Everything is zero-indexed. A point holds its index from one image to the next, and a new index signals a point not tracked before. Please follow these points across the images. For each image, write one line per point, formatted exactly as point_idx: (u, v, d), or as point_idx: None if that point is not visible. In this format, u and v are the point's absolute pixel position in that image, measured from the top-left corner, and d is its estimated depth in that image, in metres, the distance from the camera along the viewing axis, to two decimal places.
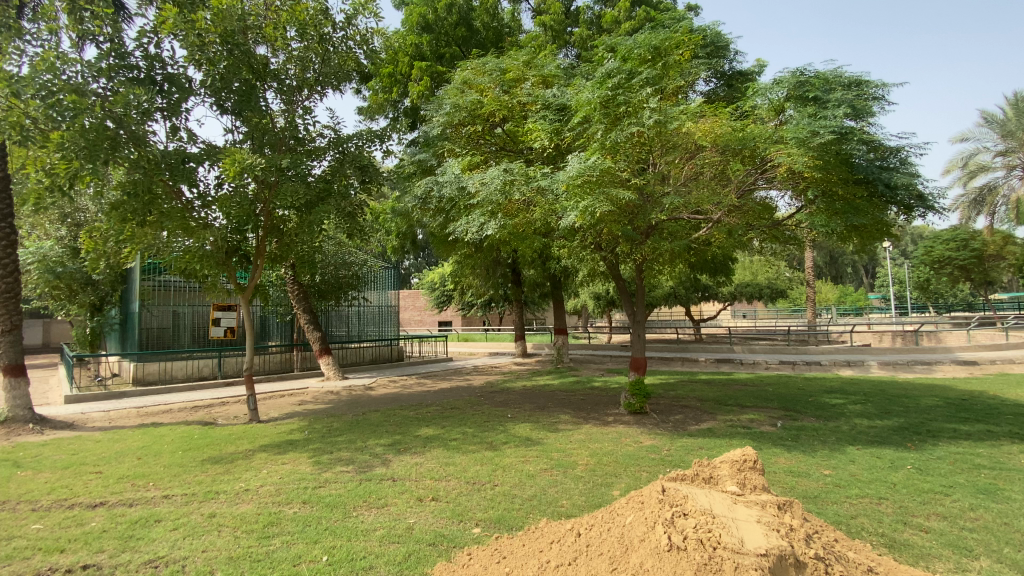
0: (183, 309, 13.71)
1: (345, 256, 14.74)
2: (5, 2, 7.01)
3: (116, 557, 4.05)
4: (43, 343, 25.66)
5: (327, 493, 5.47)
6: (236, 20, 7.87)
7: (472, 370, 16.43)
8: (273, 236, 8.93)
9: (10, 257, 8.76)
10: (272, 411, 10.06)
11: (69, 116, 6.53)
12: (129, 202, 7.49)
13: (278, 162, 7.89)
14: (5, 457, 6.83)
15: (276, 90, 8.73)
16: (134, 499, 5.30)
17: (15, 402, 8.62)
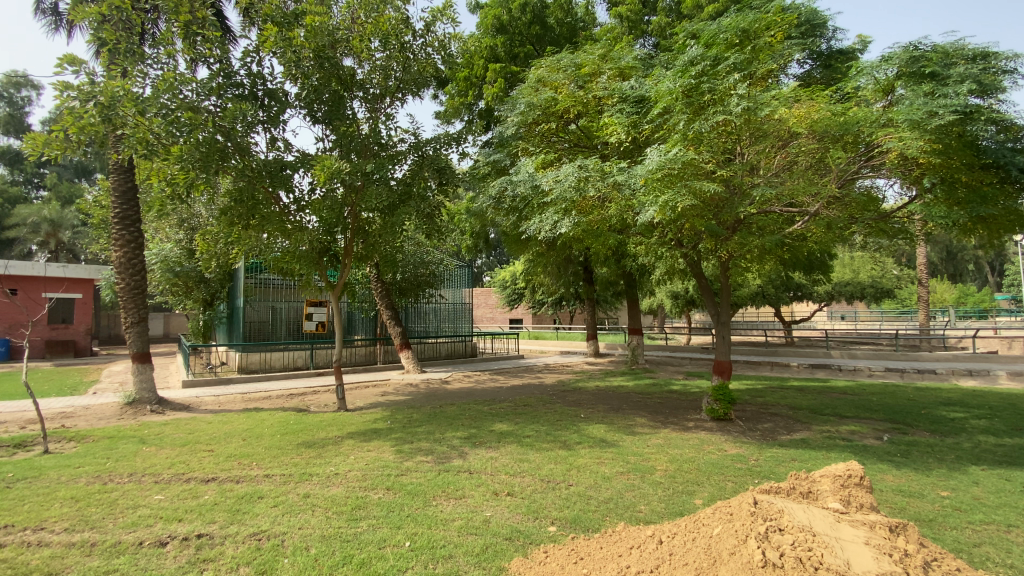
0: (280, 305, 14.95)
1: (423, 255, 15.29)
2: (132, 31, 7.88)
3: (225, 528, 4.47)
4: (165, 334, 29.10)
5: (408, 481, 5.69)
6: (326, 36, 8.41)
7: (544, 368, 16.43)
8: (359, 237, 9.46)
9: (138, 258, 9.99)
10: (358, 401, 10.71)
11: (187, 132, 7.29)
12: (236, 208, 8.24)
13: (363, 167, 8.33)
14: (137, 433, 7.81)
15: (362, 99, 9.23)
16: (239, 476, 5.84)
17: (142, 386, 9.83)
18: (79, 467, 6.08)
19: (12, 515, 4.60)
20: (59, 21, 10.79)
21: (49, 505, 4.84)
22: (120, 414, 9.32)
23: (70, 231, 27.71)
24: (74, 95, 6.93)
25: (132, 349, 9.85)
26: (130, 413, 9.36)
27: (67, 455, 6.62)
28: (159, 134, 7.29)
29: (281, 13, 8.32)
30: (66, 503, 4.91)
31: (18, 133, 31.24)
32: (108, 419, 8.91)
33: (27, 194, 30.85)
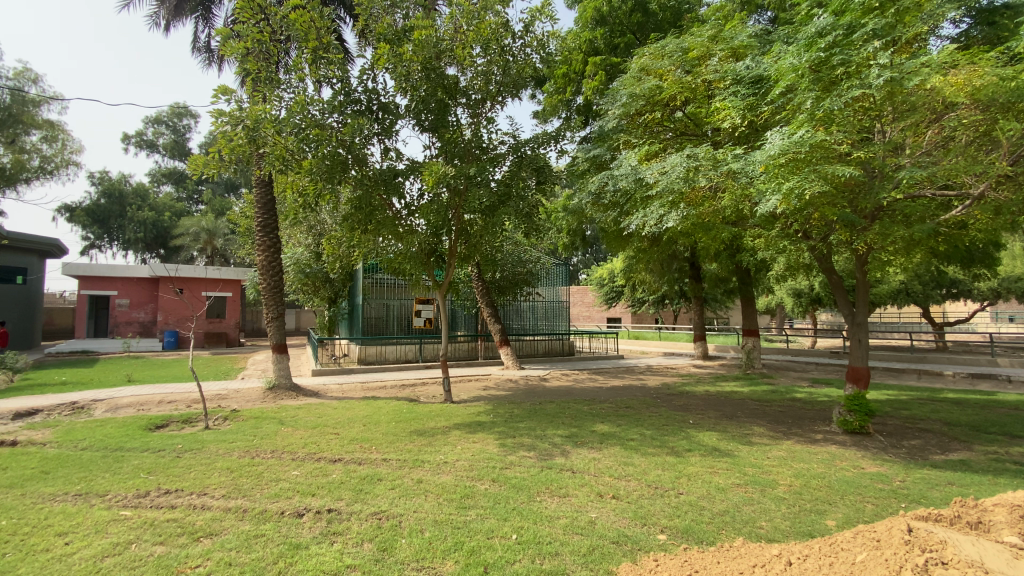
0: (393, 303, 16.06)
1: (521, 254, 15.51)
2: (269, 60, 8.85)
3: (351, 505, 4.89)
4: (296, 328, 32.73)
5: (512, 475, 5.79)
6: (432, 48, 8.83)
7: (647, 370, 15.83)
8: (463, 238, 9.82)
9: (277, 261, 11.32)
10: (462, 394, 11.17)
11: (316, 147, 8.05)
12: (356, 214, 8.95)
13: (466, 170, 8.63)
14: (277, 415, 8.86)
15: (464, 105, 9.56)
16: (361, 459, 6.37)
17: (280, 372, 11.15)
18: (233, 442, 7.03)
19: (183, 480, 5.43)
20: (212, 58, 12.54)
21: (211, 474, 5.64)
22: (263, 397, 10.65)
23: (222, 239, 32.22)
24: (227, 121, 7.95)
25: (273, 341, 11.19)
26: (271, 397, 10.64)
27: (223, 431, 7.69)
28: (293, 150, 8.14)
29: (392, 30, 8.88)
30: (224, 473, 5.69)
31: (183, 156, 37.03)
32: (255, 402, 10.22)
33: (190, 208, 36.40)
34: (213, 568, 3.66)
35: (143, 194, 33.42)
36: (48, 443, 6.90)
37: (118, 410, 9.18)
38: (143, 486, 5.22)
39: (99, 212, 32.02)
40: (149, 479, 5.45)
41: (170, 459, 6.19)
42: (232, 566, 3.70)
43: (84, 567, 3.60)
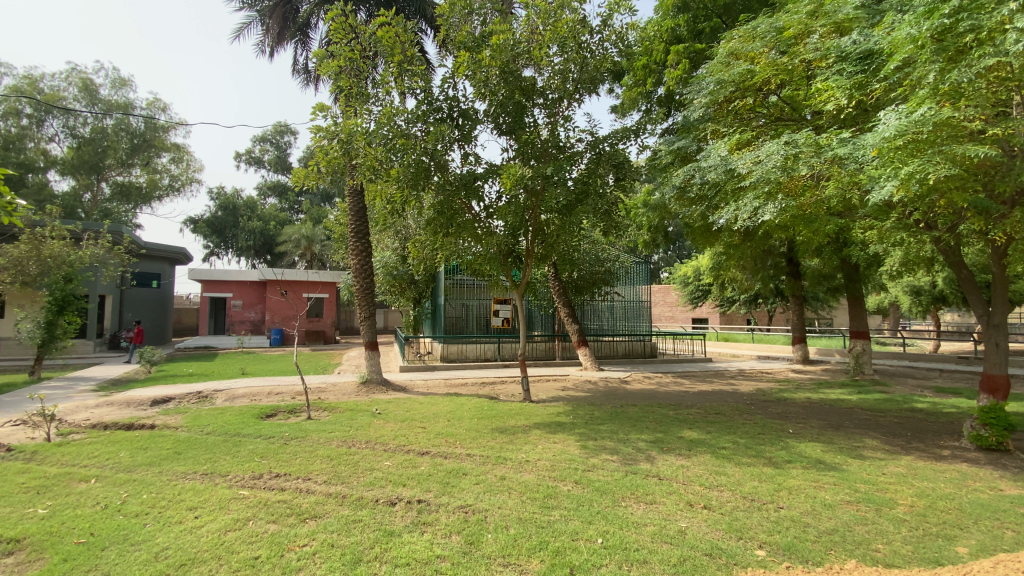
0: (472, 302, 16.47)
1: (599, 253, 15.26)
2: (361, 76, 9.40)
3: (439, 497, 5.07)
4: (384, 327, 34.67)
5: (596, 478, 5.70)
6: (510, 51, 8.93)
7: (737, 374, 14.89)
8: (540, 238, 9.83)
9: (368, 264, 12.04)
10: (541, 394, 11.21)
11: (403, 155, 8.45)
12: (437, 219, 9.22)
13: (544, 170, 8.62)
14: (369, 408, 9.44)
15: (542, 105, 9.55)
16: (447, 453, 6.59)
17: (371, 368, 11.87)
18: (331, 432, 7.58)
19: (290, 465, 5.94)
20: (310, 78, 13.62)
21: (313, 461, 6.12)
22: (357, 391, 11.39)
23: (319, 244, 34.92)
24: (325, 136, 8.57)
25: (365, 338, 11.94)
26: (364, 391, 11.36)
27: (323, 421, 8.32)
28: (382, 160, 8.60)
29: (472, 37, 9.10)
30: (324, 460, 6.15)
31: (285, 170, 40.65)
32: (349, 395, 10.97)
33: (292, 217, 39.86)
34: (318, 548, 3.96)
35: (253, 206, 37.13)
36: (180, 426, 7.87)
37: (235, 399, 10.27)
38: (257, 469, 5.78)
39: (217, 223, 36.04)
40: (261, 463, 6.02)
41: (279, 445, 6.80)
42: (334, 547, 3.98)
43: (212, 538, 4.05)
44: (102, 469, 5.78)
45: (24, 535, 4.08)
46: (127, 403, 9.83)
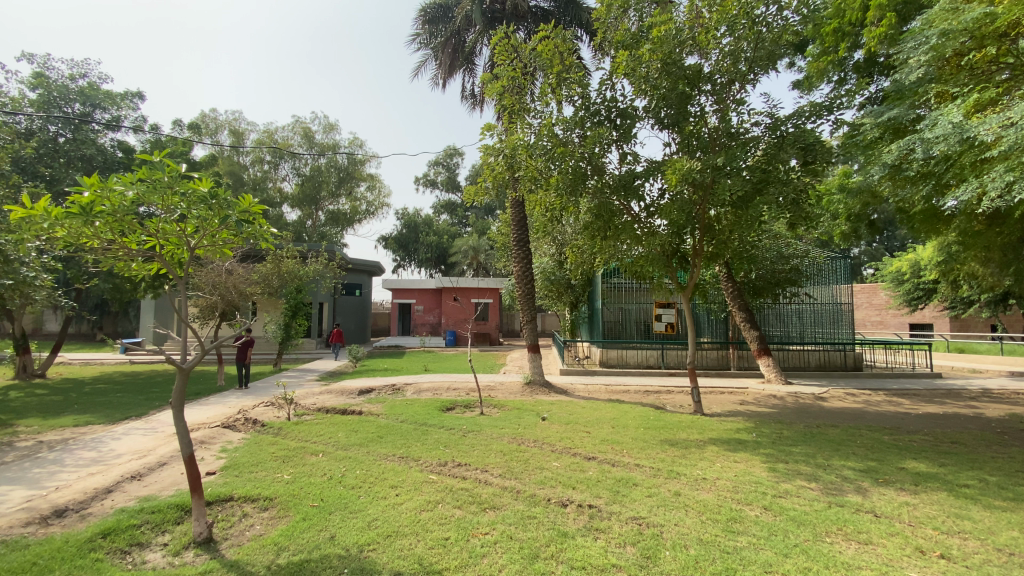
0: (632, 307, 15.99)
1: (782, 248, 13.57)
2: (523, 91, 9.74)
3: (611, 505, 4.99)
4: (543, 331, 35.85)
5: (789, 506, 5.01)
6: (672, 41, 8.46)
7: (980, 395, 11.79)
8: (708, 235, 9.10)
9: (529, 270, 12.54)
10: (714, 406, 10.35)
11: (561, 163, 8.51)
12: (596, 223, 9.01)
13: (714, 161, 7.94)
14: (534, 408, 9.80)
15: (710, 92, 8.84)
16: (615, 460, 6.47)
17: (534, 370, 12.32)
18: (503, 428, 8.04)
19: (469, 456, 6.45)
20: (477, 102, 14.78)
21: (489, 454, 6.56)
22: (523, 391, 11.94)
23: (484, 254, 37.70)
24: (491, 154, 9.08)
25: (527, 341, 12.44)
26: (529, 391, 11.84)
27: (495, 418, 8.87)
28: (542, 169, 8.79)
29: (631, 34, 8.88)
30: (498, 455, 6.53)
31: (455, 188, 44.89)
32: (515, 394, 11.56)
33: (462, 230, 43.63)
34: (498, 538, 4.20)
35: (430, 222, 41.74)
36: (381, 414, 9.16)
37: (420, 393, 11.60)
38: (443, 457, 6.40)
39: (402, 240, 41.33)
40: (445, 452, 6.67)
41: (459, 437, 7.46)
42: (512, 540, 4.18)
43: (410, 515, 4.58)
44: (326, 446, 7.01)
45: (277, 494, 5.14)
46: (340, 391, 11.82)
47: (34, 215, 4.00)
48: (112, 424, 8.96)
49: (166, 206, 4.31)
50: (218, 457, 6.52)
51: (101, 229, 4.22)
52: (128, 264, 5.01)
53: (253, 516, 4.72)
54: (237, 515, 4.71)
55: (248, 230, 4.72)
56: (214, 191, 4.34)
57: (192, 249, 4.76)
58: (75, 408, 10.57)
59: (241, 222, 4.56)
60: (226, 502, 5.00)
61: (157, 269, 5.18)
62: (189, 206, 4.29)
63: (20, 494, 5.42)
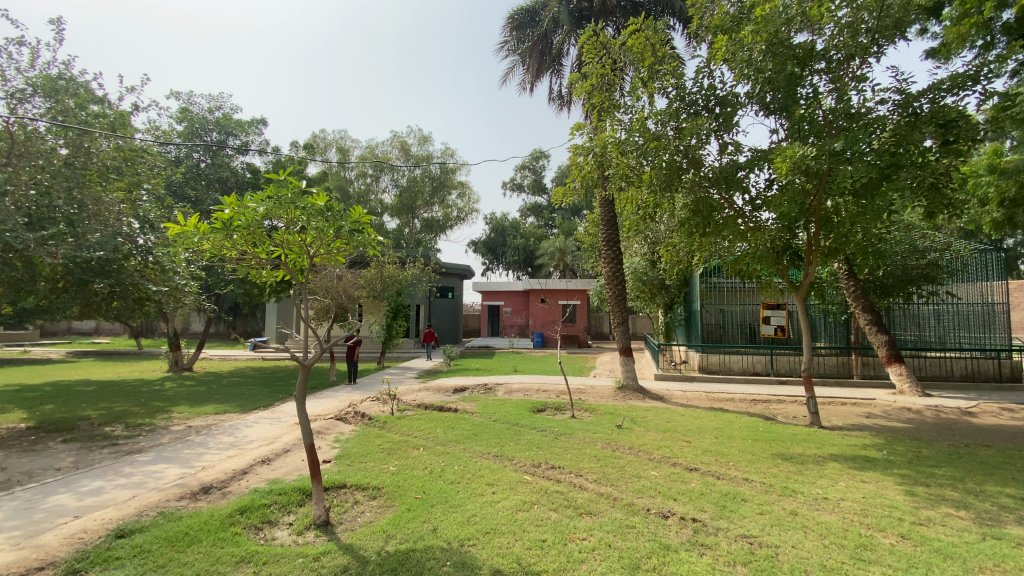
0: (733, 308, 14.93)
1: (916, 240, 12.01)
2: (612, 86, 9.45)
3: (717, 520, 4.67)
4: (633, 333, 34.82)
5: (933, 535, 4.35)
6: (779, 19, 7.75)
7: None
8: (824, 229, 8.26)
9: (620, 271, 12.21)
10: (834, 419, 9.32)
11: (654, 158, 8.13)
12: (693, 218, 8.50)
13: (831, 146, 7.17)
14: (629, 413, 9.50)
15: (823, 71, 8.01)
16: (720, 473, 6.06)
17: (627, 374, 11.97)
18: (595, 433, 7.89)
19: (563, 460, 6.41)
20: (564, 102, 14.74)
21: (583, 458, 6.46)
22: (616, 395, 11.65)
23: (571, 255, 37.51)
24: (581, 153, 8.88)
25: (620, 344, 12.12)
26: (622, 396, 11.53)
27: (587, 422, 8.74)
28: (634, 165, 8.45)
29: (730, 17, 8.33)
30: (593, 460, 6.41)
31: (542, 191, 45.18)
32: (608, 399, 11.31)
33: (549, 232, 43.75)
34: (596, 545, 4.12)
35: (517, 225, 42.36)
36: (475, 413, 9.42)
37: (512, 393, 11.77)
38: (537, 458, 6.42)
39: (491, 243, 42.35)
40: (539, 453, 6.68)
41: (551, 439, 7.45)
42: (611, 548, 4.07)
43: (508, 514, 4.64)
44: (425, 441, 7.35)
45: (383, 484, 5.48)
46: (436, 389, 12.37)
47: (186, 231, 4.61)
48: (244, 413, 10.13)
49: (289, 219, 4.78)
50: (332, 446, 7.11)
51: (238, 241, 4.78)
52: (259, 271, 5.62)
53: (364, 503, 5.07)
54: (349, 502, 5.09)
55: (358, 239, 5.10)
56: (329, 204, 4.75)
57: (311, 257, 5.24)
58: (215, 398, 12.12)
59: (353, 231, 4.96)
60: (340, 488, 5.43)
61: (283, 275, 5.77)
62: (308, 219, 4.73)
63: (175, 472, 6.30)
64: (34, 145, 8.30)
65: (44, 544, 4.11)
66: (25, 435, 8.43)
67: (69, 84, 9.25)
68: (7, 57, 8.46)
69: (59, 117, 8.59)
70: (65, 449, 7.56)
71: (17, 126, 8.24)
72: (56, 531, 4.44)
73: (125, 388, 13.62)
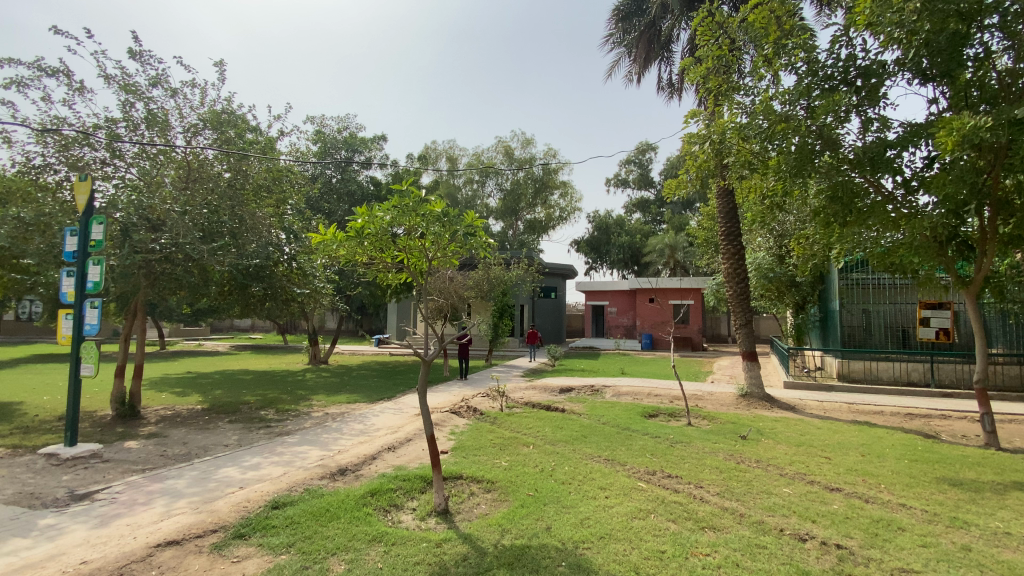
0: (881, 309, 13.06)
1: None
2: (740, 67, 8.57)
3: (867, 550, 4.09)
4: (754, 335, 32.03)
5: None
6: None
7: None
8: (1003, 213, 6.90)
9: (741, 267, 11.29)
10: (1021, 441, 7.71)
11: (781, 142, 7.30)
12: (830, 206, 7.45)
13: (1012, 112, 5.90)
14: (753, 423, 8.75)
15: (1000, 25, 6.64)
16: (868, 496, 5.31)
17: (751, 381, 11.07)
18: (715, 442, 7.37)
19: (681, 468, 6.08)
20: (674, 90, 14.04)
21: (702, 469, 6.06)
22: (738, 403, 10.80)
23: (682, 252, 35.61)
24: (696, 141, 8.30)
25: (743, 347, 11.24)
26: (745, 404, 10.66)
27: (705, 430, 8.20)
28: (757, 151, 7.69)
29: None
30: (714, 471, 5.99)
31: (648, 185, 43.54)
32: (729, 406, 10.53)
33: (656, 228, 41.99)
34: (722, 562, 3.83)
35: (622, 223, 41.27)
36: (584, 414, 9.32)
37: (621, 396, 11.46)
38: (651, 465, 6.16)
39: (595, 242, 41.70)
40: (653, 460, 6.40)
41: (667, 446, 7.10)
42: (739, 568, 3.75)
43: (622, 521, 4.50)
44: (536, 439, 7.43)
45: (497, 478, 5.63)
46: (545, 389, 12.46)
47: (326, 240, 5.15)
48: (371, 403, 11.09)
49: (411, 226, 5.10)
50: (448, 439, 7.48)
51: (368, 247, 5.22)
52: (385, 275, 6.10)
53: (479, 496, 5.25)
54: (466, 493, 5.30)
55: (472, 241, 5.29)
56: (445, 210, 5.00)
57: (430, 260, 5.54)
58: (346, 389, 13.43)
59: (467, 235, 5.17)
60: (456, 479, 5.68)
61: (405, 278, 6.18)
62: (428, 225, 5.01)
63: (317, 453, 7.09)
64: (206, 170, 9.78)
65: (219, 509, 4.84)
66: (202, 415, 10.04)
67: (230, 117, 10.35)
68: (185, 98, 10.10)
69: (223, 145, 10.05)
70: (232, 428, 8.88)
71: (193, 156, 9.74)
72: (227, 499, 5.21)
73: (275, 378, 15.66)
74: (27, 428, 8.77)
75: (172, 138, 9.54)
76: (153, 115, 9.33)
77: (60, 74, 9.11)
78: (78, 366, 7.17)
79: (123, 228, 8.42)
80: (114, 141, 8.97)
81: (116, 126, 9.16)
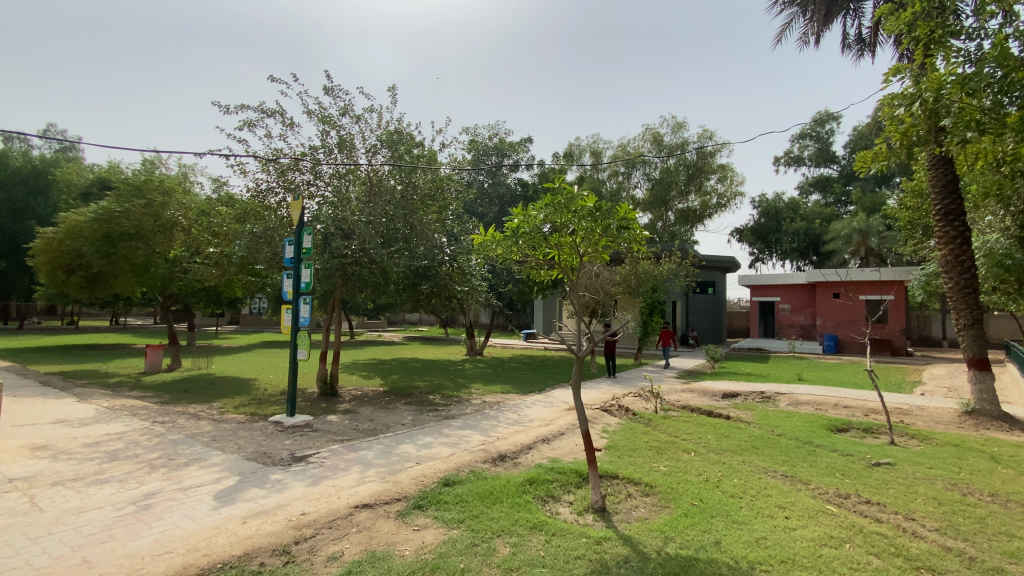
0: None
1: None
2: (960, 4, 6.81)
3: None
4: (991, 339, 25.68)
5: None
6: None
7: None
8: None
9: (967, 255, 9.09)
10: None
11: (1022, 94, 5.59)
12: None
13: None
14: (985, 448, 7.01)
15: None
16: None
17: (982, 396, 8.98)
18: (929, 468, 6.07)
19: (883, 494, 5.14)
20: (867, 46, 11.91)
21: (913, 498, 5.04)
22: (961, 422, 8.77)
23: (877, 237, 30.22)
24: (900, 103, 6.52)
25: (969, 354, 9.16)
26: (970, 423, 8.65)
27: (913, 451, 6.83)
28: (988, 107, 5.93)
29: None
30: (930, 502, 4.95)
31: (830, 161, 37.70)
32: (947, 425, 8.63)
33: (840, 210, 36.26)
34: None
35: (796, 207, 36.41)
36: (753, 423, 8.46)
37: (799, 406, 10.12)
38: (842, 487, 5.33)
39: (761, 230, 37.54)
40: (845, 481, 5.52)
41: (862, 467, 6.06)
42: None
43: (808, 546, 3.96)
44: (698, 446, 6.95)
45: (656, 483, 5.40)
46: (704, 392, 11.61)
47: (485, 240, 5.47)
48: (523, 395, 11.54)
49: (562, 223, 5.13)
50: (602, 436, 7.42)
51: (522, 246, 5.41)
52: (538, 271, 6.21)
53: (637, 498, 5.10)
54: (623, 493, 5.19)
55: (625, 235, 5.13)
56: (597, 205, 4.95)
57: (580, 256, 5.49)
58: (501, 379, 14.19)
59: (620, 229, 5.04)
60: (613, 479, 5.58)
61: (558, 274, 6.23)
62: (579, 220, 5.03)
63: (478, 438, 7.62)
64: (382, 183, 11.14)
65: (401, 481, 5.49)
66: (383, 396, 11.54)
67: (401, 134, 11.57)
68: (366, 122, 11.57)
69: (396, 161, 11.29)
70: (407, 410, 10.02)
71: (373, 173, 11.17)
72: (407, 473, 5.89)
73: (440, 366, 17.26)
74: (260, 400, 10.99)
75: (357, 158, 11.05)
76: (343, 140, 10.93)
77: (277, 114, 11.17)
78: (295, 351, 8.72)
79: (324, 238, 10.20)
80: (316, 165, 10.76)
81: (317, 152, 10.93)
